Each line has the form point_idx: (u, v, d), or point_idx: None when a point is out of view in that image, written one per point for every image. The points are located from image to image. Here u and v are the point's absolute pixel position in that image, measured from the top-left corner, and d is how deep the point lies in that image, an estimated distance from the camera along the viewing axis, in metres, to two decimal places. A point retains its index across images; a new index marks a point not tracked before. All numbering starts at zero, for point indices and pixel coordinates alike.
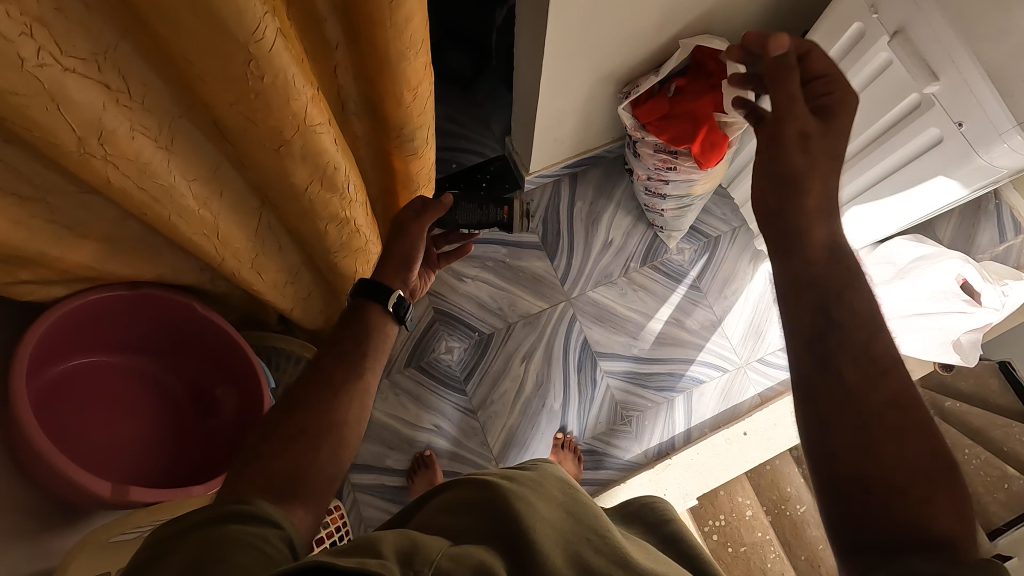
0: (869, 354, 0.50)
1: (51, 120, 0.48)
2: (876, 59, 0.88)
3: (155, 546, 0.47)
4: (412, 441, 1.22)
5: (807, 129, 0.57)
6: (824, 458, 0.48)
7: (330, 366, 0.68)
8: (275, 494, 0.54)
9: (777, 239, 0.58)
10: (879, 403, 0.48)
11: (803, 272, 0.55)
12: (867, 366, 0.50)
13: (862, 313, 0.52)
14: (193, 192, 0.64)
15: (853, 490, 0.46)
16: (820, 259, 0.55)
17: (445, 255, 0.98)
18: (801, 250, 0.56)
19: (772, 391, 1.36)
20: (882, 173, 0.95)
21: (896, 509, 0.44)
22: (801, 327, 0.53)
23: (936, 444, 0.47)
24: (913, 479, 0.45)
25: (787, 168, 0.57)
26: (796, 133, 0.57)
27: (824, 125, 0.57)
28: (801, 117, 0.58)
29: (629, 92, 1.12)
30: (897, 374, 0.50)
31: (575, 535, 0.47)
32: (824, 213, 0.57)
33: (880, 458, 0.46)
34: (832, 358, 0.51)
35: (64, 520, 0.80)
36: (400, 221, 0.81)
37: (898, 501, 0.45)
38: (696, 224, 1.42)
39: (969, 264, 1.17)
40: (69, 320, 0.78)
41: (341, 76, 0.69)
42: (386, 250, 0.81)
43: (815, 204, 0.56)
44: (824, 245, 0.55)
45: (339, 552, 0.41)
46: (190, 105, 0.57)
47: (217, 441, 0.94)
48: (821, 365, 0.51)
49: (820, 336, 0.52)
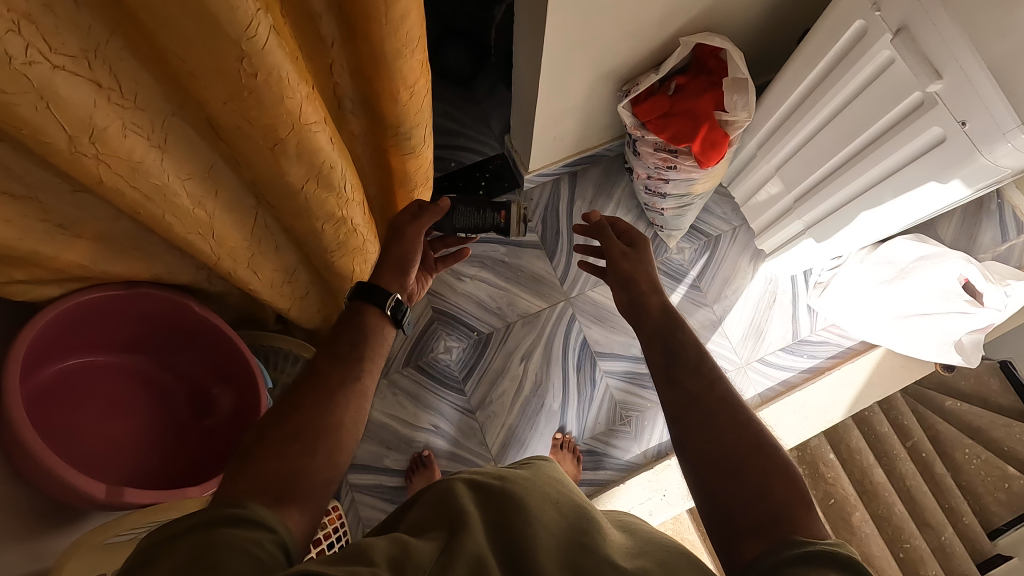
0: (701, 369, 0.68)
1: (40, 119, 0.47)
2: (878, 57, 0.87)
3: (144, 551, 0.46)
4: (411, 440, 1.22)
5: (623, 251, 0.81)
6: (688, 458, 0.61)
7: (326, 368, 0.67)
8: (271, 497, 0.53)
9: (632, 314, 0.78)
10: (712, 404, 0.64)
11: (651, 328, 0.74)
12: (705, 379, 0.66)
13: (691, 343, 0.71)
14: (187, 191, 0.63)
15: (713, 477, 0.59)
16: (657, 317, 0.75)
17: (442, 258, 0.98)
18: (645, 317, 0.75)
19: (772, 391, 1.35)
20: (884, 173, 0.94)
21: (743, 485, 0.57)
22: (655, 363, 0.71)
23: (758, 431, 0.61)
24: (747, 454, 0.59)
25: (620, 275, 0.80)
26: (617, 254, 0.81)
27: (633, 248, 0.81)
28: (617, 246, 0.82)
29: (629, 90, 1.11)
30: (724, 384, 0.66)
31: (569, 539, 0.47)
32: (655, 286, 0.78)
33: (722, 444, 0.60)
34: (677, 377, 0.67)
35: (60, 521, 0.79)
36: (397, 225, 0.82)
37: (742, 477, 0.58)
38: (696, 223, 1.42)
39: (973, 265, 1.15)
40: (64, 319, 0.78)
41: (338, 73, 0.69)
42: (384, 252, 0.81)
43: (645, 286, 0.78)
44: (657, 310, 0.75)
45: (330, 560, 0.41)
46: (183, 103, 0.57)
47: (214, 441, 0.93)
48: (670, 382, 0.67)
49: (670, 366, 0.69)
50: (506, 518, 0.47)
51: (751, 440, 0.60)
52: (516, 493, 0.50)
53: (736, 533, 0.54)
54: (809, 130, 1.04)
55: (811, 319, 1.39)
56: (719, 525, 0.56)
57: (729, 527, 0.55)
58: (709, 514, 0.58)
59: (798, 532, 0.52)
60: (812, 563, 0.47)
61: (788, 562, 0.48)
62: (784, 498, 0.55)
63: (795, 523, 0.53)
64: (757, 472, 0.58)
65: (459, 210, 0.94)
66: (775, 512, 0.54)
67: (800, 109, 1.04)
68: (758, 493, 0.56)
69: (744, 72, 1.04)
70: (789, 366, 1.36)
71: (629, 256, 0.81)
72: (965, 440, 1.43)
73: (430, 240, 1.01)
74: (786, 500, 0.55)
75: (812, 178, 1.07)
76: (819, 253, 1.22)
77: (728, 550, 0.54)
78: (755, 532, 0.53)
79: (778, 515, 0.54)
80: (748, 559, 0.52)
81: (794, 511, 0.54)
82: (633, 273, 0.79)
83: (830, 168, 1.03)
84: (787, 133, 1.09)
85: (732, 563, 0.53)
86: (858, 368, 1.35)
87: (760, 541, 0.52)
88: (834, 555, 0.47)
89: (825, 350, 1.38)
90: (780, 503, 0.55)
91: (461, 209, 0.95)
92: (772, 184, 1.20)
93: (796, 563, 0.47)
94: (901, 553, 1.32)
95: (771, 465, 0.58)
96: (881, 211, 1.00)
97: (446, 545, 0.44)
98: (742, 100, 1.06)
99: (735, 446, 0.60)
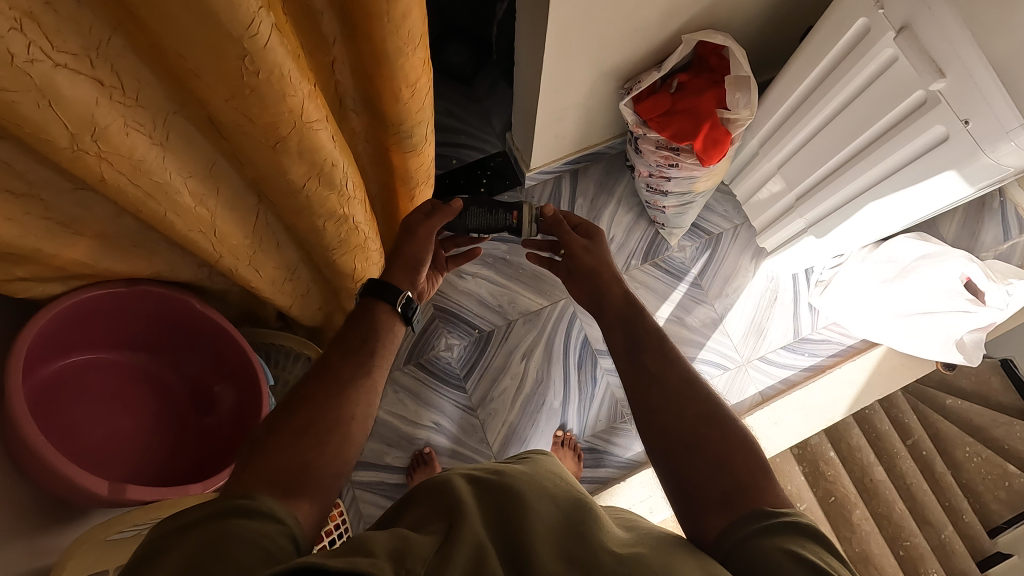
0: (663, 352, 0.68)
1: (42, 117, 0.47)
2: (882, 55, 0.87)
3: (155, 542, 0.47)
4: (412, 438, 1.22)
5: (583, 246, 0.82)
6: (648, 432, 0.62)
7: (338, 363, 0.67)
8: (281, 488, 0.53)
9: (595, 304, 0.78)
10: (674, 381, 0.64)
11: (613, 317, 0.74)
12: (665, 360, 0.67)
13: (652, 329, 0.71)
14: (189, 188, 0.63)
15: (676, 453, 0.59)
16: (619, 306, 0.75)
17: (453, 257, 0.98)
18: (607, 306, 0.76)
19: (773, 389, 1.35)
20: (887, 170, 0.94)
21: (706, 458, 0.57)
22: (618, 349, 0.71)
23: (715, 405, 0.62)
24: (707, 429, 0.59)
25: (582, 268, 0.80)
26: (579, 248, 0.82)
27: (592, 240, 0.82)
28: (577, 240, 0.82)
29: (631, 87, 1.11)
30: (682, 364, 0.66)
31: (568, 529, 0.47)
32: (618, 276, 0.78)
33: (683, 420, 0.60)
34: (640, 360, 0.67)
35: (62, 518, 0.79)
36: (409, 224, 0.82)
37: (703, 451, 0.58)
38: (698, 221, 1.42)
39: (974, 263, 1.17)
40: (66, 316, 0.78)
41: (339, 71, 0.68)
42: (396, 252, 0.81)
43: (607, 277, 0.78)
44: (620, 299, 0.76)
45: (333, 553, 0.40)
46: (184, 101, 0.56)
47: (216, 439, 0.93)
48: (633, 365, 0.67)
49: (633, 350, 0.69)
50: (506, 509, 0.47)
51: (708, 414, 0.61)
52: (514, 484, 0.50)
53: (701, 507, 0.55)
54: (811, 128, 1.04)
55: (812, 318, 1.39)
56: (683, 499, 0.56)
57: (694, 503, 0.55)
58: (674, 490, 0.58)
59: (763, 502, 0.53)
60: (776, 534, 0.48)
61: (754, 535, 0.49)
62: (744, 469, 0.56)
63: (757, 494, 0.54)
64: (718, 444, 0.58)
65: (471, 211, 0.89)
66: (737, 483, 0.55)
67: (802, 107, 1.04)
68: (720, 466, 0.56)
69: (745, 69, 1.04)
70: (790, 365, 1.36)
71: (590, 249, 0.82)
72: (966, 438, 1.43)
73: (442, 239, 1.02)
74: (746, 470, 0.56)
75: (815, 176, 1.07)
76: (821, 251, 1.22)
77: (695, 527, 0.54)
78: (720, 505, 0.54)
79: (741, 486, 0.55)
80: (716, 533, 0.52)
81: (756, 481, 0.55)
82: (596, 267, 0.80)
83: (832, 166, 1.03)
84: (788, 131, 1.08)
85: (701, 538, 0.53)
86: (859, 367, 1.35)
87: (725, 514, 0.53)
88: (795, 524, 0.49)
89: (826, 348, 1.37)
90: (741, 474, 0.55)
91: (475, 211, 0.90)
92: (774, 182, 1.19)
93: (763, 535, 0.49)
94: (901, 551, 1.32)
95: (731, 437, 0.59)
96: (883, 210, 1.00)
97: (446, 536, 0.44)
98: (744, 98, 1.06)
99: (695, 421, 0.60)
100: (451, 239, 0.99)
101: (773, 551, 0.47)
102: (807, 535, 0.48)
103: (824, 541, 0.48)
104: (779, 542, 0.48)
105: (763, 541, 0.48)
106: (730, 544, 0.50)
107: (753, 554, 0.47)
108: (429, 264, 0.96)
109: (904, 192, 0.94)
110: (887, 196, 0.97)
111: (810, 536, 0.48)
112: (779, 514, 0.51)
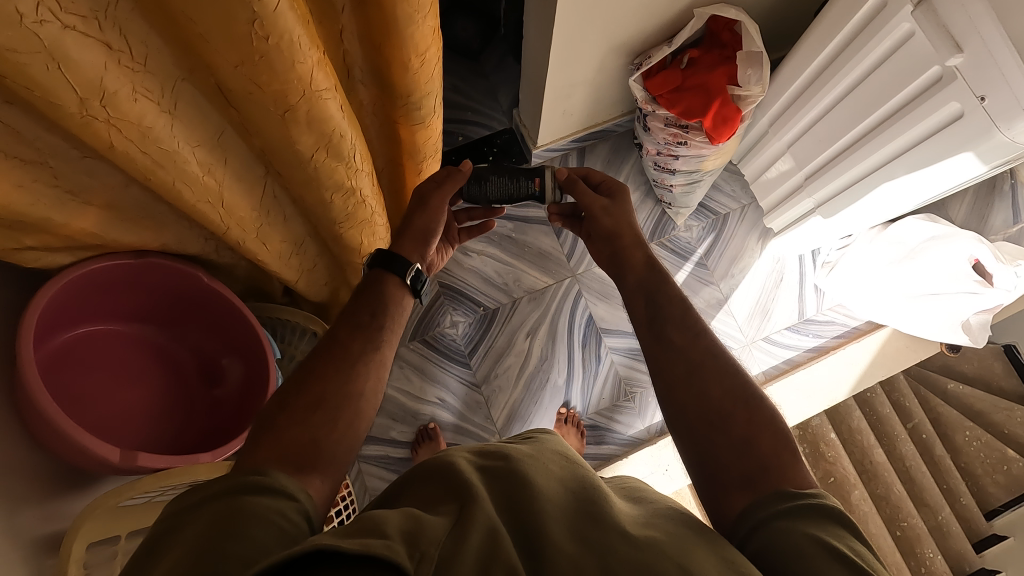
0: (687, 322, 0.67)
1: (51, 80, 0.47)
2: (898, 30, 0.85)
3: (172, 517, 0.49)
4: (417, 413, 1.23)
5: (604, 206, 0.79)
6: (669, 409, 0.62)
7: (347, 338, 0.67)
8: (293, 465, 0.54)
9: (614, 267, 0.77)
10: (699, 356, 0.64)
11: (635, 282, 0.73)
12: (691, 333, 0.66)
13: (676, 298, 0.70)
14: (197, 158, 0.63)
15: (700, 431, 0.59)
16: (641, 272, 0.74)
17: (467, 230, 0.97)
18: (628, 271, 0.74)
19: (776, 369, 1.35)
20: (900, 149, 0.93)
21: (730, 437, 0.58)
22: (639, 318, 0.70)
23: (744, 383, 0.62)
24: (734, 406, 0.60)
25: (602, 232, 0.78)
26: (599, 209, 0.78)
27: (613, 201, 0.79)
28: (596, 200, 0.79)
29: (641, 63, 1.09)
30: (710, 336, 0.66)
31: (579, 509, 0.47)
32: (639, 240, 0.76)
33: (709, 397, 0.61)
34: (662, 332, 0.67)
35: (74, 485, 0.81)
36: (422, 193, 0.81)
37: (729, 430, 0.58)
38: (705, 201, 1.41)
39: (984, 244, 1.16)
40: (75, 287, 0.78)
41: (348, 41, 0.68)
42: (407, 222, 0.80)
43: (628, 241, 0.76)
44: (641, 264, 0.74)
45: (343, 533, 0.41)
46: (193, 67, 0.56)
47: (224, 411, 0.95)
48: (656, 337, 0.67)
49: (655, 319, 0.68)
50: (517, 491, 0.48)
51: (737, 392, 0.61)
52: (523, 468, 0.51)
53: (724, 486, 0.56)
54: (823, 106, 1.03)
55: (818, 300, 1.39)
56: (707, 479, 0.57)
57: (715, 483, 0.56)
58: (696, 467, 0.59)
59: (786, 483, 0.53)
60: (798, 517, 0.49)
61: (776, 516, 0.50)
62: (770, 449, 0.56)
63: (781, 473, 0.54)
64: (744, 424, 0.59)
65: (488, 180, 0.86)
66: (761, 463, 0.55)
67: (815, 85, 1.03)
68: (744, 445, 0.57)
69: (758, 44, 1.02)
70: (794, 346, 1.36)
71: (609, 210, 0.79)
72: (966, 423, 1.44)
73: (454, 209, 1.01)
74: (772, 450, 0.56)
75: (825, 156, 1.06)
76: (829, 232, 1.22)
77: (716, 506, 0.55)
78: (741, 484, 0.55)
79: (764, 466, 0.55)
80: (738, 512, 0.53)
81: (781, 461, 0.56)
82: (615, 230, 0.77)
83: (844, 145, 1.02)
84: (800, 110, 1.07)
85: (722, 517, 0.54)
86: (863, 349, 1.35)
87: (747, 493, 0.54)
88: (820, 507, 0.49)
89: (831, 330, 1.37)
90: (765, 453, 0.56)
91: (492, 178, 0.86)
92: (783, 161, 1.19)
93: (786, 516, 0.49)
94: (898, 532, 1.34)
95: (756, 416, 0.59)
96: (895, 190, 0.99)
97: (458, 517, 0.45)
98: (756, 74, 1.05)
99: (722, 398, 0.60)
100: (465, 211, 0.97)
101: (798, 535, 0.47)
102: (831, 517, 0.49)
103: (847, 524, 0.48)
104: (802, 525, 0.48)
105: (784, 523, 0.49)
106: (749, 526, 0.51)
107: (773, 535, 0.48)
108: (441, 235, 0.95)
109: (916, 172, 0.93)
110: (898, 176, 0.96)
111: (833, 518, 0.49)
112: (804, 495, 0.51)
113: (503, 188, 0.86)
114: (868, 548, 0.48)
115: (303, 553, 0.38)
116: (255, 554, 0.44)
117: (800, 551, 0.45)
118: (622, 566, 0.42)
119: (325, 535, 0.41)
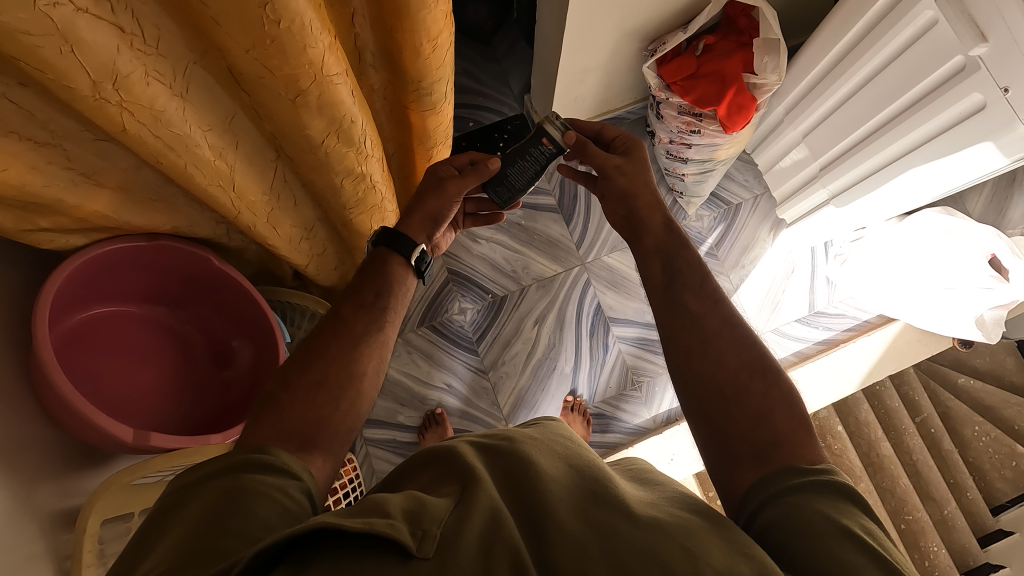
0: (704, 290, 0.67)
1: (65, 64, 0.47)
2: (921, 18, 0.83)
3: (177, 493, 0.50)
4: (424, 398, 1.24)
5: (617, 165, 0.76)
6: (682, 394, 0.62)
7: (350, 316, 0.67)
8: (295, 443, 0.55)
9: (629, 232, 0.75)
10: (714, 326, 0.64)
11: (652, 246, 0.72)
12: (708, 302, 0.66)
13: (696, 264, 0.69)
14: (208, 142, 0.63)
15: (713, 412, 0.59)
16: (659, 235, 0.72)
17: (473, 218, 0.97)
18: (645, 233, 0.73)
19: (786, 361, 1.35)
20: (920, 139, 0.91)
21: (744, 413, 0.58)
22: (655, 283, 0.69)
23: (761, 356, 0.61)
24: (751, 379, 0.60)
25: (616, 191, 0.75)
26: (612, 168, 0.76)
27: (628, 160, 0.76)
28: (611, 159, 0.76)
29: (655, 49, 1.07)
30: (727, 308, 0.66)
31: (584, 490, 0.47)
32: (656, 203, 0.74)
33: (725, 368, 0.61)
34: (678, 298, 0.67)
35: (86, 464, 0.82)
36: (438, 175, 0.79)
37: (742, 406, 0.58)
38: (718, 189, 1.39)
39: (1001, 239, 1.15)
40: (90, 267, 0.79)
41: (359, 25, 0.67)
42: (417, 201, 0.79)
43: (644, 202, 0.74)
44: (660, 227, 0.73)
45: (347, 513, 0.42)
46: (205, 51, 0.56)
47: (235, 392, 0.96)
48: (672, 304, 0.66)
49: (672, 285, 0.68)
50: (519, 472, 0.49)
51: (754, 364, 0.61)
52: (525, 450, 0.51)
53: (733, 460, 0.56)
54: (841, 94, 1.01)
55: (828, 292, 1.38)
56: (718, 457, 0.57)
57: (724, 460, 0.56)
58: (708, 445, 0.58)
59: (799, 458, 0.53)
60: (808, 492, 0.49)
61: (786, 491, 0.50)
62: (785, 425, 0.56)
63: (793, 449, 0.54)
64: (758, 398, 0.58)
65: (508, 174, 0.82)
66: (773, 437, 0.55)
67: (833, 72, 1.00)
68: (757, 420, 0.57)
69: (776, 32, 1.00)
70: (803, 338, 1.36)
71: (624, 169, 0.76)
72: (976, 416, 1.42)
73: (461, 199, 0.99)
74: (786, 426, 0.56)
75: (841, 145, 1.04)
76: (842, 222, 1.20)
77: (725, 482, 0.56)
78: (752, 458, 0.55)
79: (777, 442, 0.55)
80: (744, 489, 0.53)
81: (796, 436, 0.55)
82: (631, 189, 0.75)
83: (861, 135, 1.00)
84: (817, 98, 1.05)
85: (731, 495, 0.55)
86: (874, 342, 1.34)
87: (757, 468, 0.54)
88: (832, 482, 0.50)
89: (841, 322, 1.36)
90: (781, 429, 0.56)
91: (512, 170, 0.82)
92: (798, 150, 1.17)
93: (795, 492, 0.50)
94: (902, 525, 1.33)
95: (773, 390, 0.59)
96: (916, 179, 0.97)
97: (460, 498, 0.45)
98: (773, 62, 1.03)
99: (738, 369, 0.60)
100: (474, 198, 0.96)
101: (810, 511, 0.47)
102: (842, 493, 0.49)
103: (857, 499, 0.49)
104: (813, 501, 0.48)
105: (794, 499, 0.49)
106: (756, 503, 0.51)
107: (782, 511, 0.48)
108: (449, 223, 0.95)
109: (936, 163, 0.92)
110: (919, 166, 0.94)
111: (845, 496, 0.49)
112: (815, 472, 0.51)
113: (526, 173, 0.82)
114: (880, 525, 0.48)
115: (306, 531, 0.39)
116: (258, 535, 0.45)
117: (810, 528, 0.46)
118: (624, 547, 0.42)
119: (330, 515, 0.42)
